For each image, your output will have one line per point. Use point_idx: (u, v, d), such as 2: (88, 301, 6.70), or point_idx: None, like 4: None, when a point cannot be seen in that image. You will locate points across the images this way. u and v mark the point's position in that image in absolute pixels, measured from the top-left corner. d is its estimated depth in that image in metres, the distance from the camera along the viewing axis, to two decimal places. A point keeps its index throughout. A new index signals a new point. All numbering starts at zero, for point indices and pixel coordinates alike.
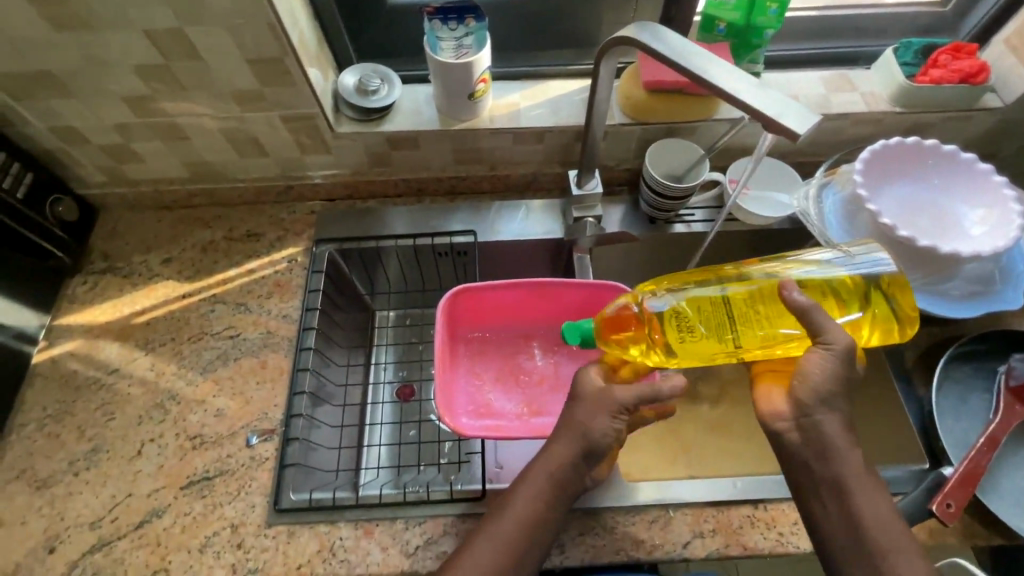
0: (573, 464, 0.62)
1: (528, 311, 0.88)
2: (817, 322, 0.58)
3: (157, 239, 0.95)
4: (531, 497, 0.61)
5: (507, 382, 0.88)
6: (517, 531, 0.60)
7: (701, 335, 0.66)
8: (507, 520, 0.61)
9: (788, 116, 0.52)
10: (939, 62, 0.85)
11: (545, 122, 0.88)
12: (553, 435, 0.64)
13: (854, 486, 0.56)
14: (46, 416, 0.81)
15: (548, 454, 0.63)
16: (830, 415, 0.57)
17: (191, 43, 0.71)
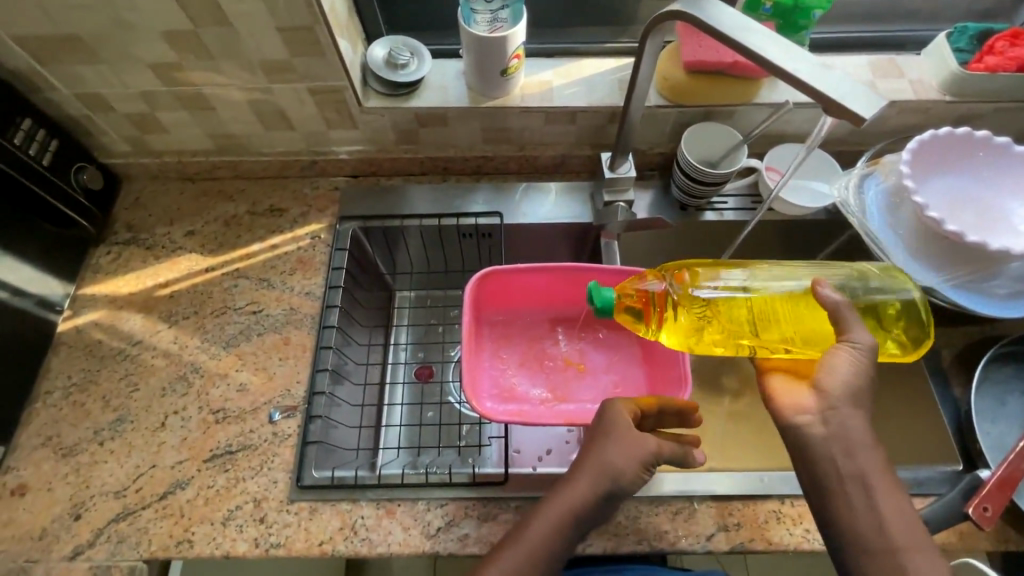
0: (591, 503, 0.60)
1: (555, 296, 0.86)
2: (845, 320, 0.57)
3: (180, 211, 0.94)
4: (543, 533, 0.60)
5: (531, 367, 0.87)
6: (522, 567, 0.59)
7: (722, 325, 0.67)
8: (517, 554, 0.59)
9: (851, 98, 0.49)
10: (995, 49, 0.81)
11: (578, 101, 0.85)
12: (573, 468, 0.62)
13: (879, 478, 0.53)
14: (72, 384, 0.81)
15: (567, 490, 0.61)
16: (854, 409, 0.55)
17: (220, 9, 0.69)
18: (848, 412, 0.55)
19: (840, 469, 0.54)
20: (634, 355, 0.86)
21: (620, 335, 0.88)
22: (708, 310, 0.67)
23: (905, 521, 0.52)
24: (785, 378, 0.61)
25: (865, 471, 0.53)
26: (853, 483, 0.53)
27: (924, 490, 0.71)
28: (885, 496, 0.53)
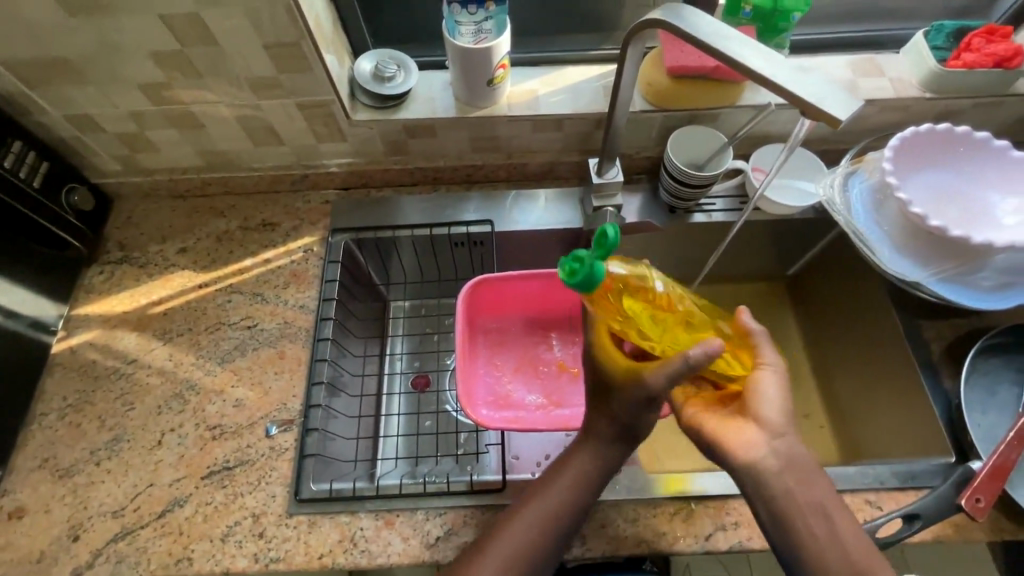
0: (605, 461, 0.66)
1: (548, 302, 0.87)
2: (758, 347, 0.65)
3: (172, 229, 0.94)
4: (572, 479, 0.65)
5: (525, 372, 0.87)
6: (544, 523, 0.63)
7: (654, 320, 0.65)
8: (550, 497, 0.64)
9: (828, 100, 0.50)
10: (972, 46, 0.82)
11: (564, 109, 0.86)
12: (582, 434, 0.68)
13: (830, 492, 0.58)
14: (67, 406, 0.81)
15: (580, 452, 0.66)
16: (789, 437, 0.60)
17: (207, 29, 0.69)
18: (785, 438, 0.60)
19: (792, 495, 0.58)
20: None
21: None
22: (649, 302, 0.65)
23: (860, 539, 0.56)
24: (723, 423, 0.63)
25: (813, 494, 0.58)
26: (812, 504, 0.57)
27: (918, 483, 0.72)
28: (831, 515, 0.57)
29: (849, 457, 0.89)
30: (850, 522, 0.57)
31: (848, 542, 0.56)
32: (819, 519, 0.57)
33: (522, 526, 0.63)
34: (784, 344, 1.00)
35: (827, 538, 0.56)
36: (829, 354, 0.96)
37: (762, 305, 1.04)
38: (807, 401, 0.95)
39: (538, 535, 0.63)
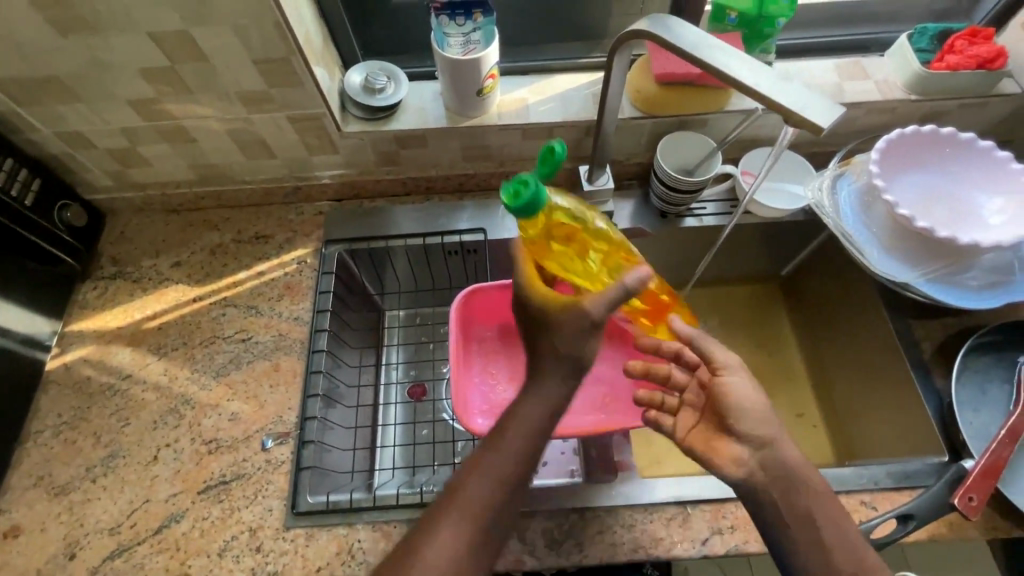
0: (552, 407, 0.64)
1: None
2: (705, 351, 0.64)
3: (166, 243, 0.94)
4: (524, 424, 0.62)
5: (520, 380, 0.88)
6: (499, 479, 0.60)
7: (575, 250, 0.71)
8: (505, 448, 0.61)
9: (810, 108, 0.51)
10: (955, 48, 0.83)
11: (554, 117, 0.87)
12: (528, 384, 0.65)
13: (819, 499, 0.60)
14: (62, 423, 0.81)
15: (527, 401, 0.64)
16: (772, 447, 0.61)
17: (196, 45, 0.70)
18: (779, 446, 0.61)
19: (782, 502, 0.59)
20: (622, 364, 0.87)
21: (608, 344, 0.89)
22: (573, 232, 0.69)
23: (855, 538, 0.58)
24: (705, 436, 0.64)
25: (800, 501, 0.59)
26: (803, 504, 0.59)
27: (912, 483, 0.73)
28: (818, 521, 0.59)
29: (843, 458, 0.90)
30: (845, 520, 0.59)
31: (836, 548, 0.57)
32: (807, 523, 0.59)
33: (476, 486, 0.59)
34: (779, 347, 1.01)
35: (813, 544, 0.58)
36: (823, 356, 0.97)
37: (758, 307, 1.04)
38: (801, 401, 0.96)
39: (495, 492, 0.59)
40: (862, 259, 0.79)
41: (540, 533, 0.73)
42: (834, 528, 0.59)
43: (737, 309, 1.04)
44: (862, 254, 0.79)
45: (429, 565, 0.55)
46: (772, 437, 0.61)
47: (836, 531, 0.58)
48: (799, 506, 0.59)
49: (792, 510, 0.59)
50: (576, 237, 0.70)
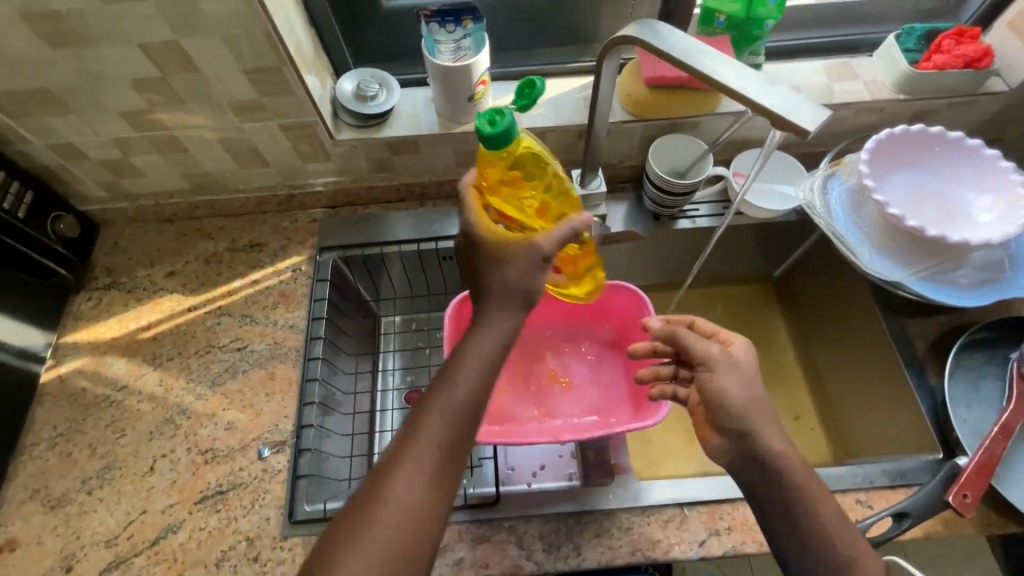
0: (505, 336, 0.60)
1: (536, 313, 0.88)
2: (685, 344, 0.63)
3: (160, 253, 0.94)
4: (474, 359, 0.59)
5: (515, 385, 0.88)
6: (459, 416, 0.56)
7: (521, 192, 0.66)
8: (456, 387, 0.57)
9: (797, 112, 0.51)
10: (942, 48, 0.84)
11: (546, 121, 0.87)
12: (477, 319, 0.61)
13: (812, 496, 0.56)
14: (57, 435, 0.81)
15: (480, 335, 0.60)
16: (752, 437, 0.58)
17: (187, 56, 0.70)
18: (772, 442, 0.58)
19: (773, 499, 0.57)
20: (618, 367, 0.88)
21: (603, 347, 0.89)
22: (524, 172, 0.65)
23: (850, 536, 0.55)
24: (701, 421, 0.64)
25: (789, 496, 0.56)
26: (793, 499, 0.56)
27: (907, 481, 0.73)
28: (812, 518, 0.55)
29: (839, 456, 0.90)
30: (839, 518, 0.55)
31: (828, 544, 0.54)
32: (798, 521, 0.56)
33: (437, 425, 0.55)
34: (774, 348, 1.01)
35: (804, 542, 0.55)
36: (817, 355, 0.97)
37: (752, 307, 1.05)
38: (797, 401, 0.96)
39: (456, 427, 0.56)
40: (853, 258, 0.79)
41: (538, 537, 0.73)
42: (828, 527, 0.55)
43: (732, 309, 1.05)
44: (853, 254, 0.80)
45: (396, 507, 0.52)
46: (753, 426, 0.59)
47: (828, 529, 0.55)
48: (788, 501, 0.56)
49: (781, 504, 0.57)
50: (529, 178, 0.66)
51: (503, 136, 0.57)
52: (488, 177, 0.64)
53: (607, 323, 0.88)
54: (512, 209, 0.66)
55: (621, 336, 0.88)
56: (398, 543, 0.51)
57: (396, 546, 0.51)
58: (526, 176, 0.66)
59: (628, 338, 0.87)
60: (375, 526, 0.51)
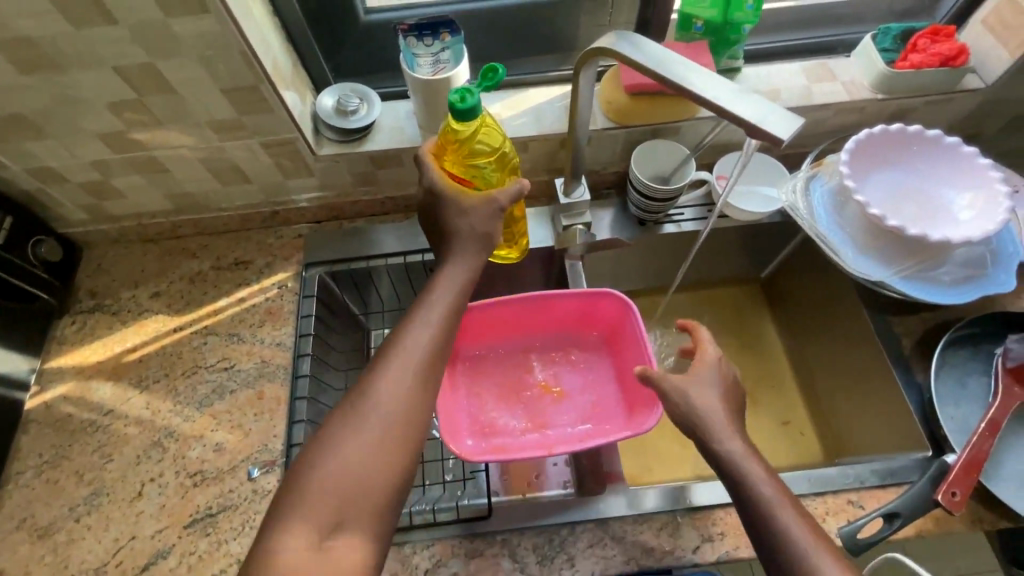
0: (470, 273, 0.69)
1: (526, 325, 0.87)
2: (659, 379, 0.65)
3: (144, 274, 0.94)
4: (448, 286, 0.67)
5: (507, 397, 0.87)
6: (434, 337, 0.64)
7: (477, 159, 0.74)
8: (431, 307, 0.65)
9: (769, 121, 0.51)
10: (918, 47, 0.84)
11: (527, 131, 0.87)
12: (444, 260, 0.70)
13: (776, 496, 0.56)
14: (44, 462, 0.80)
15: (448, 273, 0.68)
16: (704, 438, 0.61)
17: (163, 77, 0.70)
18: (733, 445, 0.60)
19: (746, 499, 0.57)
20: (610, 373, 0.87)
21: (594, 354, 0.89)
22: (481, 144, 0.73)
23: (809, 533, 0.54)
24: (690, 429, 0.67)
25: (745, 498, 0.57)
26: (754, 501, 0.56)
27: (897, 480, 0.73)
28: (775, 523, 0.55)
29: (832, 456, 0.91)
30: (801, 519, 0.55)
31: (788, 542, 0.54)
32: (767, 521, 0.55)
33: (410, 351, 0.62)
34: (765, 348, 1.01)
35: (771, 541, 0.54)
36: (807, 355, 0.97)
37: (742, 309, 1.05)
38: (789, 400, 0.96)
39: (432, 346, 0.63)
40: (836, 259, 0.80)
41: (531, 549, 0.73)
42: (788, 529, 0.54)
43: (721, 311, 1.05)
44: (835, 254, 0.80)
45: (380, 404, 0.58)
46: (703, 426, 0.61)
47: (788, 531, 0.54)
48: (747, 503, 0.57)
49: (746, 511, 0.57)
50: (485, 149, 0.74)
51: (466, 113, 0.65)
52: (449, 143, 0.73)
53: (596, 329, 0.88)
54: (466, 171, 0.75)
55: (611, 342, 0.88)
56: (384, 439, 0.57)
57: (382, 441, 0.56)
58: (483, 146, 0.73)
59: (618, 344, 0.87)
60: (362, 424, 0.57)
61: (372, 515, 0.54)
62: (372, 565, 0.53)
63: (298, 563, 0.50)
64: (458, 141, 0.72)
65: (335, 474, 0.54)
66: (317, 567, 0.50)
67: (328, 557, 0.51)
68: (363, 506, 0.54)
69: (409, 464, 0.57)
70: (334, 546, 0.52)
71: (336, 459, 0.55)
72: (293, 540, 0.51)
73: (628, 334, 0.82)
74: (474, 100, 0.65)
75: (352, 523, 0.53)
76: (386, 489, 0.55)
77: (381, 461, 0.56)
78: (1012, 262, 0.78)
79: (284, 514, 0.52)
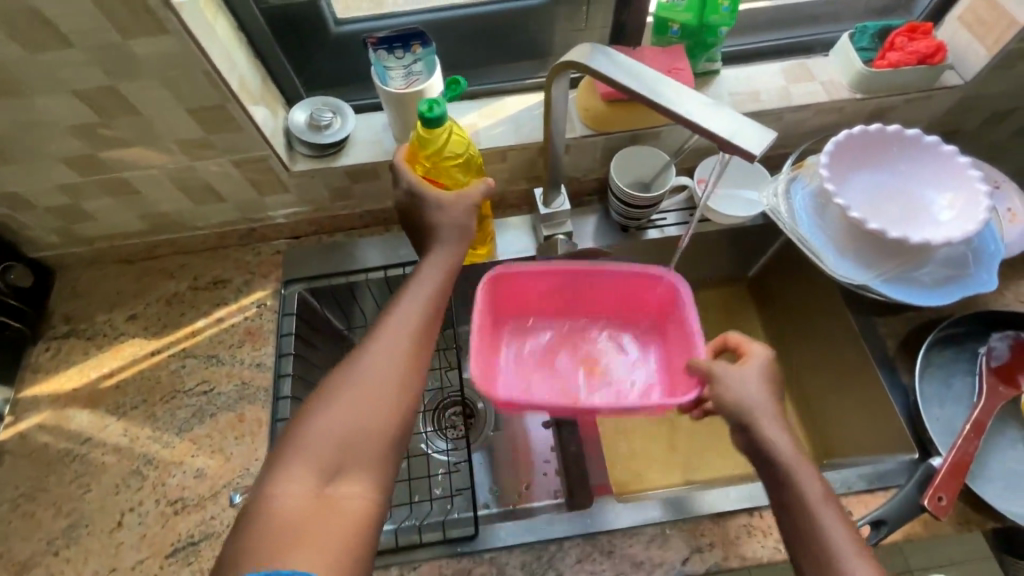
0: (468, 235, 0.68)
1: (574, 297, 0.87)
2: (719, 376, 0.65)
3: (119, 296, 0.92)
4: (440, 259, 0.66)
5: (547, 370, 0.87)
6: (435, 292, 0.64)
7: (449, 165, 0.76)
8: (425, 277, 0.64)
9: (740, 135, 0.51)
10: (896, 45, 0.83)
11: (505, 140, 0.86)
12: (431, 235, 0.68)
13: (816, 496, 0.56)
14: (19, 495, 0.78)
15: (436, 243, 0.67)
16: (750, 430, 0.61)
17: (126, 99, 0.68)
18: (787, 440, 0.60)
19: (781, 490, 0.57)
20: (658, 355, 0.87)
21: (640, 338, 0.88)
22: (452, 150, 0.75)
23: (844, 534, 0.53)
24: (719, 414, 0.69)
25: (785, 495, 0.57)
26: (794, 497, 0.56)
27: (886, 483, 0.73)
28: (814, 521, 0.54)
29: (821, 457, 0.89)
30: (840, 520, 0.54)
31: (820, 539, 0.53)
32: (805, 516, 0.55)
33: (403, 318, 0.61)
34: None
35: (801, 537, 0.55)
36: (791, 354, 0.96)
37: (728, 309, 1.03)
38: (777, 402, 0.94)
39: (433, 302, 0.63)
40: (818, 260, 0.80)
41: (519, 566, 0.72)
42: (825, 528, 0.54)
43: (707, 313, 1.02)
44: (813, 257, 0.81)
45: (375, 368, 0.57)
46: (751, 421, 0.61)
47: (826, 532, 0.54)
48: (787, 501, 0.57)
49: (783, 501, 0.57)
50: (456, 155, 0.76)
51: (434, 121, 0.68)
52: (422, 150, 0.74)
53: (644, 313, 0.88)
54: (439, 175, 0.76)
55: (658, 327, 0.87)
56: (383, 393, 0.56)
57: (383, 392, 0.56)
58: (453, 152, 0.75)
59: (667, 330, 0.86)
60: (362, 375, 0.56)
61: (372, 468, 0.53)
62: (373, 515, 0.52)
63: (293, 510, 0.49)
64: (432, 152, 0.74)
65: (335, 424, 0.54)
66: (316, 515, 0.49)
67: (329, 505, 0.50)
68: (364, 455, 0.53)
69: (410, 414, 0.57)
70: (336, 493, 0.51)
71: (335, 410, 0.54)
72: (293, 488, 0.50)
73: (678, 315, 0.82)
74: (441, 110, 0.68)
75: (352, 472, 0.52)
76: (387, 437, 0.55)
77: (383, 409, 0.55)
78: (992, 261, 0.79)
79: (281, 463, 0.52)
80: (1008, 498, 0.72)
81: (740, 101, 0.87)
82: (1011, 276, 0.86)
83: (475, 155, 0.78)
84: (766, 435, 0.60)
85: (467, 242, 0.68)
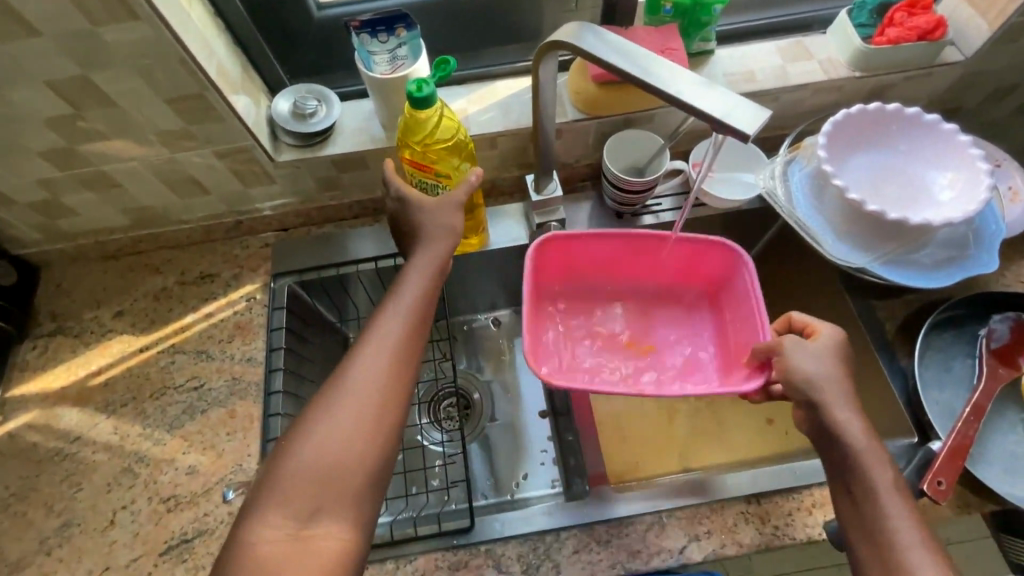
0: (443, 252, 0.65)
1: (622, 268, 0.82)
2: (792, 357, 0.61)
3: (106, 292, 0.90)
4: (423, 268, 0.64)
5: (595, 337, 0.85)
6: (416, 306, 0.61)
7: (439, 150, 0.74)
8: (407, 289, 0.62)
9: (735, 115, 0.49)
10: (895, 21, 0.81)
11: (494, 126, 0.84)
12: (415, 242, 0.66)
13: (884, 487, 0.55)
14: (10, 495, 0.77)
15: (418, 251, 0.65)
16: (820, 412, 0.58)
17: (101, 90, 0.66)
18: (858, 428, 0.57)
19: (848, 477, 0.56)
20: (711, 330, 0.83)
21: (693, 309, 0.85)
22: (441, 134, 0.73)
23: (907, 527, 0.53)
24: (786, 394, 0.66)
25: (853, 482, 0.56)
26: (861, 485, 0.55)
27: None
28: (876, 512, 0.54)
29: None
30: (905, 512, 0.53)
31: (883, 531, 0.53)
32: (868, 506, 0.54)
33: (383, 335, 0.58)
34: None
35: (862, 525, 0.54)
36: None
37: None
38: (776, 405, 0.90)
39: (410, 322, 0.60)
40: (819, 243, 0.79)
41: (515, 558, 0.71)
42: (890, 519, 0.53)
43: None
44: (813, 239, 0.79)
45: (354, 390, 0.54)
46: (823, 403, 0.58)
47: (890, 524, 0.53)
48: (855, 489, 0.56)
49: (849, 487, 0.56)
50: (447, 139, 0.74)
51: (423, 102, 0.66)
52: (412, 133, 0.72)
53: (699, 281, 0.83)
54: (429, 160, 0.74)
55: (712, 301, 0.83)
56: (360, 422, 0.53)
57: (358, 423, 0.53)
58: (443, 137, 0.73)
59: (721, 300, 0.82)
60: (338, 403, 0.54)
61: (350, 501, 0.51)
62: (351, 554, 0.50)
63: (271, 552, 0.48)
64: (423, 135, 0.72)
65: (309, 459, 0.51)
66: (294, 556, 0.48)
67: (306, 548, 0.49)
68: (340, 491, 0.51)
69: (389, 441, 0.54)
70: (314, 534, 0.49)
71: (310, 446, 0.52)
72: (269, 532, 0.49)
73: (737, 290, 0.77)
74: (430, 90, 0.66)
75: (330, 510, 0.50)
76: (369, 466, 0.52)
77: (361, 437, 0.53)
78: (994, 241, 0.77)
79: (258, 505, 0.50)
80: (1007, 480, 0.71)
81: (736, 81, 0.84)
82: (1012, 256, 0.85)
83: (467, 140, 0.76)
84: (838, 423, 0.57)
85: (450, 246, 0.65)
